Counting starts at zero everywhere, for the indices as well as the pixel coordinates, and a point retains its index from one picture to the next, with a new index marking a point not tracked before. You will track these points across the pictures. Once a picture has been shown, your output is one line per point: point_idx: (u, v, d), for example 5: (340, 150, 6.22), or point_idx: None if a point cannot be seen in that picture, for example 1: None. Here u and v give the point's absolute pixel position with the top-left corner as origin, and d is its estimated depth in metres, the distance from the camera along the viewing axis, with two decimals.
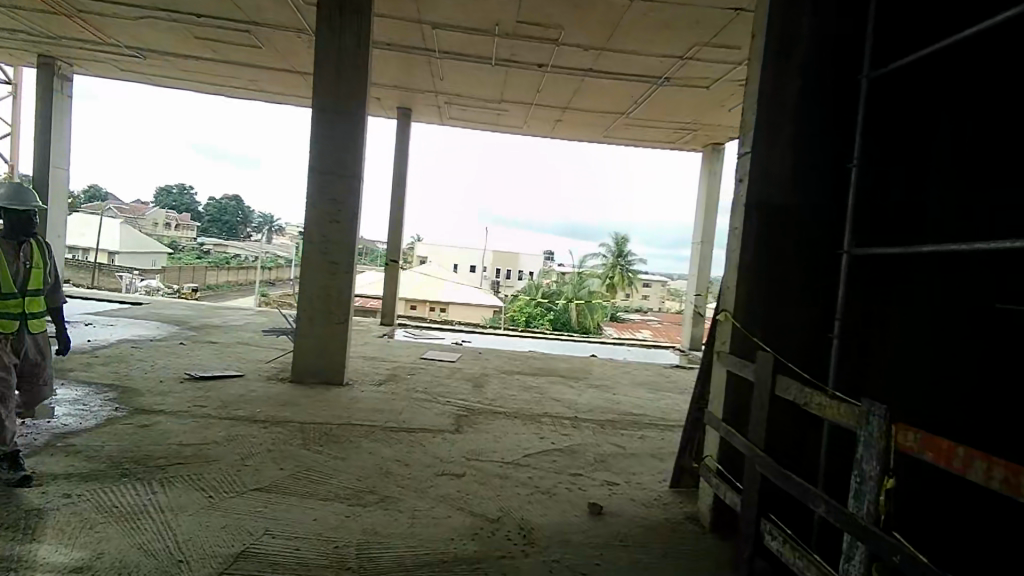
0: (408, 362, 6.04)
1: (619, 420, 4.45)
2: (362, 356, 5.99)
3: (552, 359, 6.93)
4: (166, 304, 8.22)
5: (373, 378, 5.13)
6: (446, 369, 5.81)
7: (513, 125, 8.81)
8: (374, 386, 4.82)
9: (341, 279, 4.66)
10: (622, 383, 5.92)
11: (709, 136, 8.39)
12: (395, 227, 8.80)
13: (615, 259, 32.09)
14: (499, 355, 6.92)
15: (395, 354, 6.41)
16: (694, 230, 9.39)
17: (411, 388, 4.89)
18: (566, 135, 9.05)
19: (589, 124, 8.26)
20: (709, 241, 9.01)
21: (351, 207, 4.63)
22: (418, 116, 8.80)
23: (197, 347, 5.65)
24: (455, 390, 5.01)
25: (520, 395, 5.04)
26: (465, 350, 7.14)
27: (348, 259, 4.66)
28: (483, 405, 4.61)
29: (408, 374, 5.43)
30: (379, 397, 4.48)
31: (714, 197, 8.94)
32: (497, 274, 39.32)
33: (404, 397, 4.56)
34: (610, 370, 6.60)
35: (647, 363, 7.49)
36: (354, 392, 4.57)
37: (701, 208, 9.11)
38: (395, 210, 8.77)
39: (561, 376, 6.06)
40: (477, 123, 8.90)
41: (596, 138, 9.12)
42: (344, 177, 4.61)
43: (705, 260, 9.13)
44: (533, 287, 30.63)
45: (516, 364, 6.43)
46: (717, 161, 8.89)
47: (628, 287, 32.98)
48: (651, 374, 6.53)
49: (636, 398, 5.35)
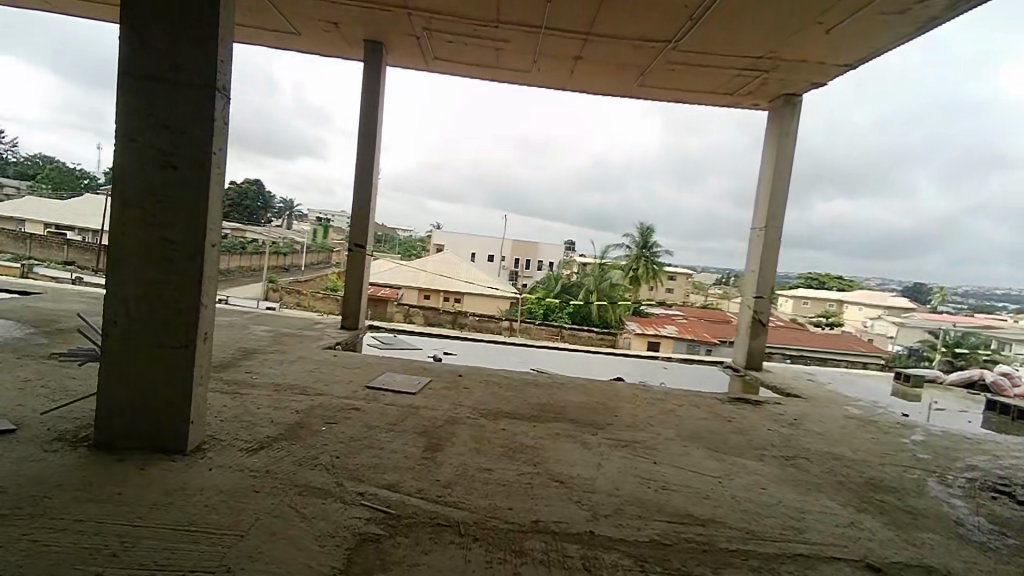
0: (341, 395, 4.00)
1: (674, 546, 2.35)
2: (274, 387, 3.98)
3: (562, 391, 4.86)
4: (66, 296, 6.33)
5: (255, 432, 3.10)
6: (396, 411, 3.77)
7: (518, 67, 6.69)
8: (243, 453, 2.80)
9: (184, 272, 2.65)
10: (665, 439, 3.79)
11: (784, 80, 6.17)
12: (362, 200, 6.71)
13: (640, 250, 30.02)
14: (487, 382, 4.87)
15: (328, 379, 4.37)
16: (753, 212, 7.15)
17: (307, 457, 2.85)
18: (587, 81, 6.93)
19: (618, 61, 6.13)
20: (777, 226, 6.73)
21: (198, 140, 2.60)
22: (396, 55, 6.76)
23: (15, 365, 3.71)
24: (387, 457, 2.95)
25: (498, 471, 2.96)
26: (441, 371, 5.11)
27: (195, 236, 2.63)
28: (423, 497, 2.56)
29: (323, 422, 3.37)
30: (231, 487, 2.45)
31: (783, 166, 6.66)
32: (515, 264, 37.54)
33: (279, 484, 2.53)
34: (644, 409, 4.52)
35: (696, 392, 5.35)
36: (191, 472, 2.55)
37: (765, 183, 6.83)
38: (360, 176, 6.65)
39: (573, 422, 3.97)
40: (472, 65, 6.81)
41: (628, 86, 6.98)
42: (185, 87, 2.59)
43: (771, 253, 6.80)
44: (552, 278, 28.51)
45: (508, 401, 4.36)
46: (789, 118, 6.62)
47: (652, 280, 30.76)
48: (705, 421, 4.37)
49: (692, 472, 3.24)
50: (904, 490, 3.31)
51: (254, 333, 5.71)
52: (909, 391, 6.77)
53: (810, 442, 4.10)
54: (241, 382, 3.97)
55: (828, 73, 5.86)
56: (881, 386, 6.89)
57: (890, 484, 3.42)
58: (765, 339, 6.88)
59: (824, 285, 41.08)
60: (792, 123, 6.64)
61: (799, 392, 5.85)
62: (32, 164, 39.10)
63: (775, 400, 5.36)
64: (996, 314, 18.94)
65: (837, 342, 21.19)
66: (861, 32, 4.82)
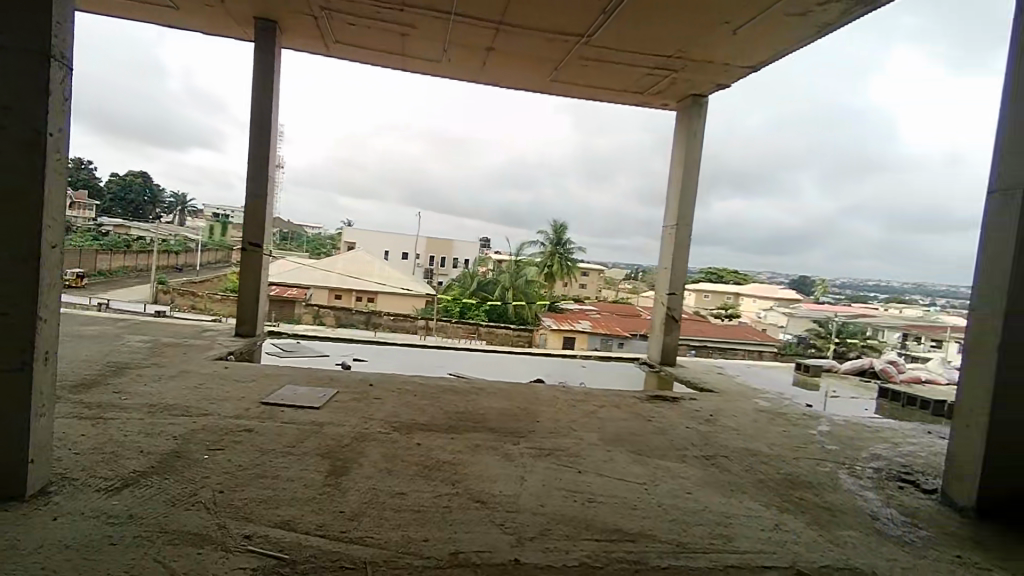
0: (231, 415, 3.52)
1: (606, 570, 2.17)
2: (148, 409, 3.43)
3: (480, 397, 4.61)
4: None
5: (118, 467, 2.59)
6: (295, 431, 3.36)
7: (429, 56, 6.38)
8: (100, 495, 2.31)
9: (12, 280, 2.13)
10: (588, 445, 3.65)
11: (692, 80, 6.27)
12: (257, 194, 6.10)
13: (553, 247, 30.44)
14: (399, 391, 4.53)
15: (216, 396, 3.87)
16: (664, 210, 7.23)
17: (184, 495, 2.40)
18: (501, 73, 6.73)
19: (532, 53, 5.97)
20: (687, 224, 6.83)
21: (26, 116, 2.10)
22: (293, 35, 6.23)
23: None
24: (282, 488, 2.57)
25: (412, 495, 2.66)
26: (348, 380, 4.70)
27: (27, 235, 2.13)
28: (324, 535, 2.22)
29: (206, 449, 2.92)
30: (79, 539, 1.97)
31: (692, 166, 6.77)
32: (429, 262, 36.90)
33: (145, 531, 2.08)
34: (565, 413, 4.37)
35: (614, 391, 5.30)
36: (27, 523, 2.04)
37: (676, 181, 6.92)
38: (254, 167, 6.05)
39: (492, 432, 3.74)
40: (379, 51, 6.41)
41: (542, 81, 6.85)
42: (7, 48, 2.08)
43: (683, 249, 6.89)
44: (467, 276, 28.25)
45: (423, 411, 4.05)
46: (696, 118, 6.75)
47: (566, 277, 31.30)
48: (626, 422, 4.29)
49: (617, 480, 3.11)
50: (819, 485, 3.36)
51: (129, 344, 5.02)
52: (808, 381, 7.14)
53: (727, 439, 4.12)
54: (106, 405, 3.40)
55: (734, 75, 6.01)
56: (783, 376, 7.23)
57: (805, 478, 3.47)
58: (678, 334, 6.99)
59: (723, 279, 43.68)
60: (700, 123, 6.76)
61: (711, 386, 5.97)
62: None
63: (690, 396, 5.42)
64: (871, 304, 20.87)
65: (737, 333, 22.50)
66: (765, 34, 4.93)
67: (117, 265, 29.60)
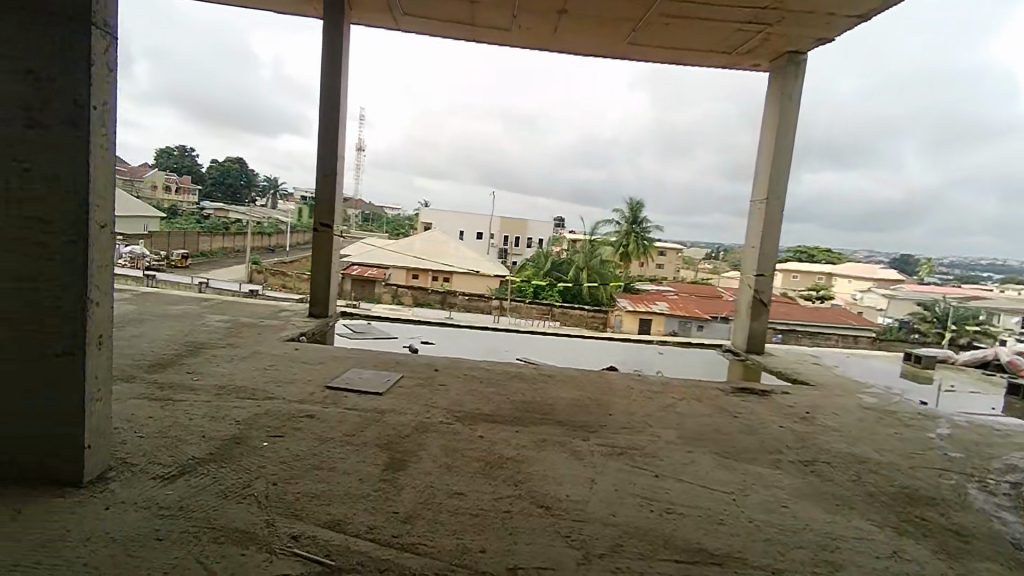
0: (295, 398, 3.48)
1: None
2: (217, 390, 3.45)
3: (550, 385, 4.37)
4: None
5: (178, 454, 2.56)
6: (356, 418, 3.25)
7: (497, 24, 6.11)
8: (155, 484, 2.27)
9: (62, 262, 2.10)
10: (666, 444, 3.32)
11: (785, 36, 5.62)
12: (328, 174, 6.09)
13: (630, 226, 29.55)
14: (465, 377, 4.37)
15: (284, 378, 3.86)
16: (752, 183, 6.61)
17: (237, 486, 2.31)
18: (572, 39, 6.34)
19: (606, 15, 5.55)
20: (779, 198, 6.19)
21: (69, 91, 2.06)
22: (360, 10, 6.13)
23: None
24: (336, 482, 2.44)
25: (471, 496, 2.46)
26: (414, 364, 4.59)
27: (74, 215, 2.09)
28: (373, 538, 2.05)
29: (266, 436, 2.85)
30: (128, 531, 1.90)
31: (787, 133, 6.11)
32: (504, 241, 36.96)
33: (192, 527, 1.98)
34: (640, 405, 4.05)
35: (696, 382, 4.89)
36: (82, 512, 2.00)
37: (766, 151, 6.28)
38: (324, 146, 6.02)
39: (561, 425, 3.49)
40: (445, 22, 6.20)
41: (617, 46, 6.40)
42: (48, 21, 2.03)
43: (773, 225, 6.25)
44: (541, 255, 28.00)
45: (489, 400, 3.86)
46: (792, 79, 6.06)
47: (643, 257, 30.36)
48: (709, 418, 3.91)
49: (698, 487, 2.78)
50: (945, 503, 2.87)
51: (210, 324, 5.17)
52: (920, 373, 6.36)
53: (828, 442, 3.65)
54: (178, 386, 3.45)
55: (838, 27, 5.30)
56: (889, 367, 6.47)
57: (926, 494, 2.98)
58: (768, 320, 6.41)
59: (814, 259, 40.92)
60: (796, 85, 6.07)
61: (807, 378, 5.40)
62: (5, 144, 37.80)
63: (782, 389, 4.92)
64: (988, 285, 18.76)
65: (830, 316, 20.95)
66: None
67: (216, 246, 31.72)
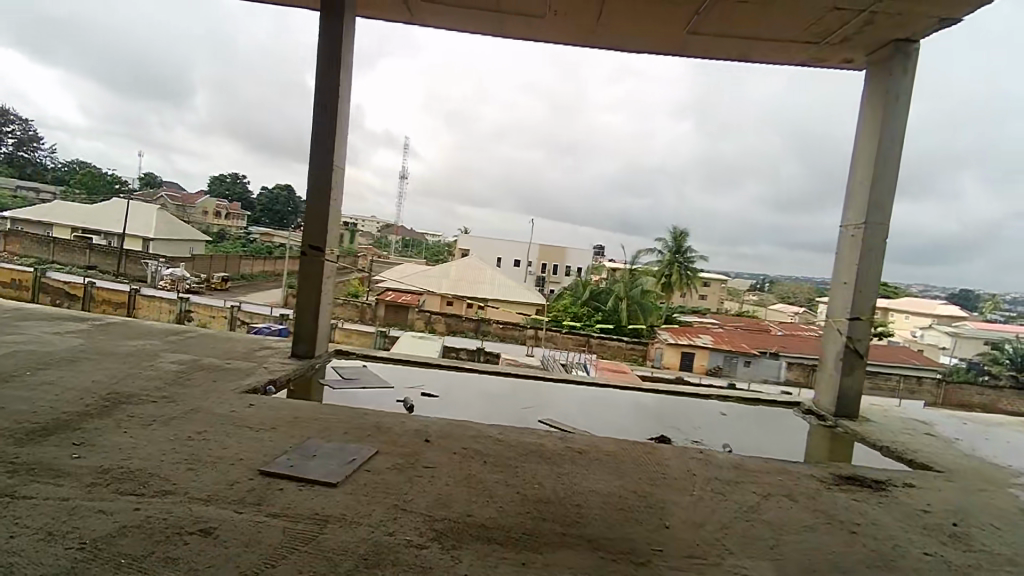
0: (202, 495, 2.39)
1: None
2: (91, 482, 2.39)
3: (578, 469, 3.17)
4: None
5: None
6: (276, 537, 2.13)
7: (528, 10, 5.10)
8: None
9: None
10: None
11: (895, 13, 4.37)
12: (320, 188, 5.07)
13: (673, 254, 28.13)
14: (462, 455, 3.22)
15: (206, 455, 2.78)
16: (843, 204, 5.32)
17: None
18: (618, 27, 5.26)
19: None
20: (882, 222, 4.87)
21: None
22: None
23: None
24: None
25: None
26: (399, 432, 3.47)
27: None
28: None
29: None
30: None
31: (892, 139, 4.82)
32: (540, 269, 35.97)
33: None
34: (708, 511, 2.81)
35: (780, 466, 3.59)
36: None
37: (865, 163, 5.01)
38: (318, 154, 5.03)
39: (589, 553, 2.28)
40: (466, 8, 5.21)
41: (672, 35, 5.28)
42: None
43: (873, 254, 4.92)
44: (580, 285, 26.78)
45: (488, 498, 2.69)
46: (899, 72, 4.81)
47: (686, 287, 28.80)
48: (817, 540, 2.61)
49: None
50: None
51: (159, 366, 4.18)
52: None
53: None
54: (39, 472, 2.41)
55: None
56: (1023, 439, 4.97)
57: None
58: (864, 375, 5.06)
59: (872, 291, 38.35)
60: (905, 79, 4.81)
61: (928, 460, 4.02)
62: (68, 171, 39.46)
63: (901, 479, 3.57)
64: None
65: (894, 353, 19.11)
66: None
67: (256, 270, 31.77)
